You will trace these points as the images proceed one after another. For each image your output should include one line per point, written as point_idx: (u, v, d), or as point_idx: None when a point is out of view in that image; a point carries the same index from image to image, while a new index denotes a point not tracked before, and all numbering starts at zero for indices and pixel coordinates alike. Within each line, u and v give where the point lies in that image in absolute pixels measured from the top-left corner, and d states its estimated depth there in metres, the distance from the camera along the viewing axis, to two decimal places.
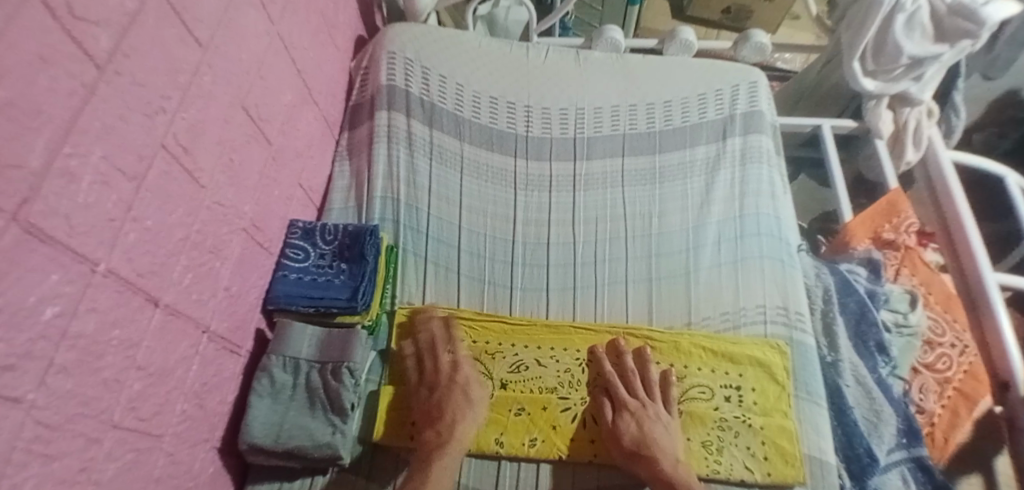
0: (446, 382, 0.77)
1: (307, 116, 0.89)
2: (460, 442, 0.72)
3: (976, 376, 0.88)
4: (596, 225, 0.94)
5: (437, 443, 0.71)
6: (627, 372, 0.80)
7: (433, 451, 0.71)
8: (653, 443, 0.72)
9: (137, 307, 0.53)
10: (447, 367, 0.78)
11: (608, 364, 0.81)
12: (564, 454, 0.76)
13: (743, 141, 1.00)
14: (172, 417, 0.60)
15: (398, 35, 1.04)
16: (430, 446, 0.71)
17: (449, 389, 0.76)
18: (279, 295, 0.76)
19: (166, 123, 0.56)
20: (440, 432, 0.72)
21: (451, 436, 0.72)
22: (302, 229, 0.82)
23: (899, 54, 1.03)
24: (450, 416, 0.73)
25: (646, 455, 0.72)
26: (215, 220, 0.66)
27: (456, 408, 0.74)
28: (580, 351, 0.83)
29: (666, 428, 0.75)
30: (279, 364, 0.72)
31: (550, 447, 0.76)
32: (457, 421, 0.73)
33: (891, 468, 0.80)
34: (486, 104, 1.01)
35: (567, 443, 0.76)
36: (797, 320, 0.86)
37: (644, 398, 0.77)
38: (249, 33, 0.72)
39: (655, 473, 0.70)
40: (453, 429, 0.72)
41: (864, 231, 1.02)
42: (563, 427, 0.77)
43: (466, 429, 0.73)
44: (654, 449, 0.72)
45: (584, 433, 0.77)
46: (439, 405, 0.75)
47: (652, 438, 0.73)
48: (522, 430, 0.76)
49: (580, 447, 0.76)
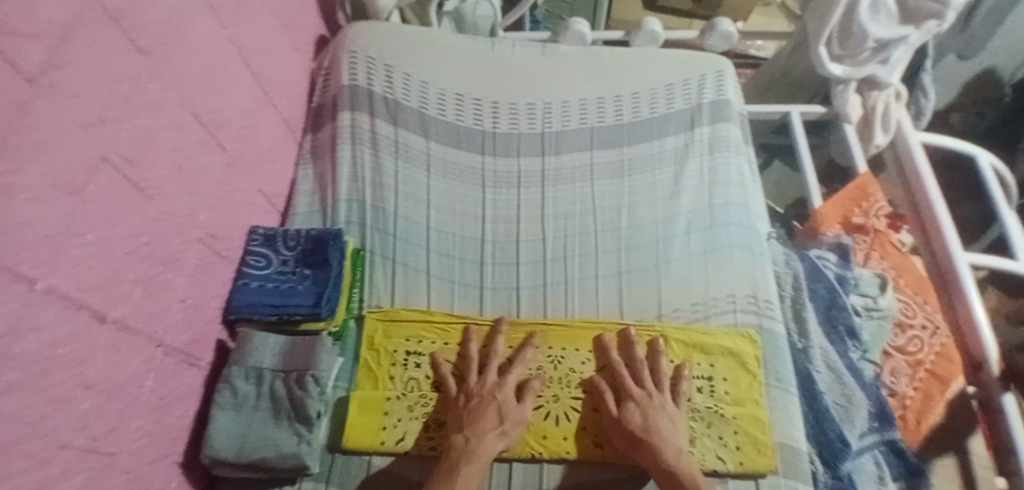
0: (482, 393, 0.76)
1: (266, 120, 0.87)
2: (490, 451, 0.70)
3: (949, 358, 0.88)
4: (565, 220, 0.94)
5: (466, 449, 0.70)
6: (635, 362, 0.79)
7: (460, 459, 0.69)
8: (653, 430, 0.71)
9: (82, 325, 0.52)
10: (490, 379, 0.77)
11: (614, 353, 0.81)
12: (537, 453, 0.75)
13: (711, 130, 1.00)
14: (129, 433, 0.58)
15: (360, 34, 1.03)
16: (458, 452, 0.70)
17: (485, 400, 0.75)
18: (241, 305, 0.75)
19: (107, 135, 0.55)
20: (470, 439, 0.71)
21: (481, 443, 0.70)
22: (263, 235, 0.81)
23: (864, 38, 1.01)
24: (485, 425, 0.72)
25: (648, 442, 0.70)
26: (167, 231, 0.64)
27: (489, 418, 0.73)
28: (571, 349, 0.82)
29: (671, 419, 0.74)
30: (241, 375, 0.71)
31: (523, 446, 0.75)
32: (490, 429, 0.72)
33: (864, 453, 0.81)
34: (452, 101, 1.00)
35: (541, 440, 0.75)
36: (767, 308, 0.86)
37: (651, 389, 0.77)
38: (197, 38, 0.70)
39: (656, 461, 0.69)
40: (484, 436, 0.71)
41: (833, 217, 1.03)
42: (536, 426, 0.76)
43: (494, 441, 0.71)
44: (655, 437, 0.71)
45: (557, 431, 0.76)
46: (472, 415, 0.74)
47: (654, 427, 0.72)
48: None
49: (555, 445, 0.75)
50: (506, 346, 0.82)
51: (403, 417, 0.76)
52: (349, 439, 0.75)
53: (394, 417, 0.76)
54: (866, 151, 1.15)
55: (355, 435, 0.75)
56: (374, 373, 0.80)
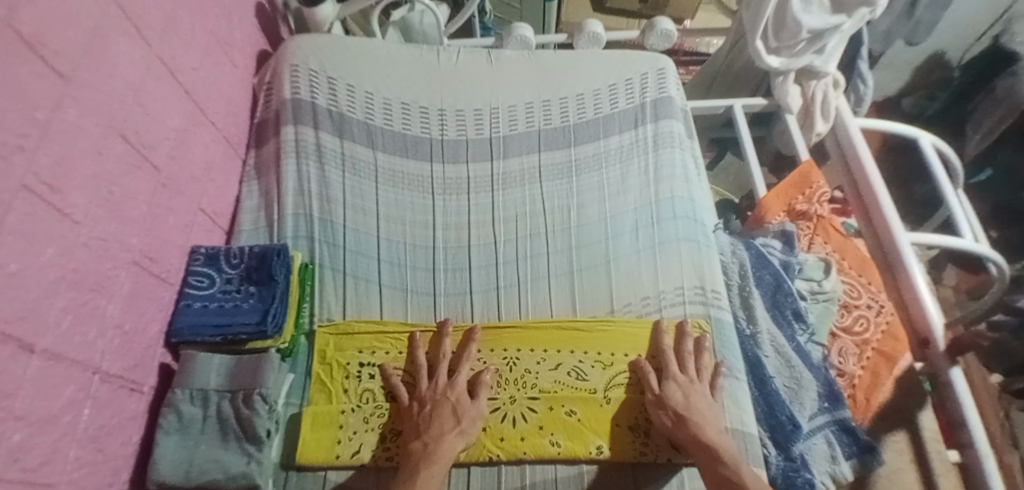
0: (435, 397, 0.75)
1: (203, 137, 0.86)
2: (451, 449, 0.70)
3: (893, 336, 0.89)
4: (516, 223, 0.94)
5: (424, 453, 0.70)
6: (682, 350, 0.81)
7: (420, 462, 0.69)
8: (691, 410, 0.74)
9: (10, 355, 0.50)
10: (441, 382, 0.77)
11: (666, 342, 0.82)
12: (495, 455, 0.75)
13: (655, 127, 1.02)
14: (65, 464, 0.57)
15: (300, 48, 1.02)
16: (417, 457, 0.70)
17: (439, 404, 0.74)
18: (182, 327, 0.73)
19: (25, 162, 0.53)
20: (428, 443, 0.71)
21: (440, 445, 0.70)
22: (205, 255, 0.79)
23: (798, 28, 1.04)
24: (440, 427, 0.72)
25: (689, 420, 0.73)
26: (97, 256, 0.62)
27: (446, 420, 0.73)
28: (540, 350, 0.83)
29: (710, 402, 0.76)
30: (186, 398, 0.69)
31: (479, 449, 0.75)
32: (448, 431, 0.71)
33: (815, 433, 0.82)
34: (398, 111, 1.00)
35: (498, 442, 0.76)
36: (714, 297, 0.88)
37: (692, 372, 0.79)
38: (121, 59, 0.68)
39: (694, 439, 0.72)
40: (444, 437, 0.71)
41: (777, 205, 1.06)
42: (493, 428, 0.77)
43: (454, 441, 0.71)
44: (694, 416, 0.73)
45: (514, 432, 0.77)
46: (428, 420, 0.73)
47: (693, 408, 0.74)
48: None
49: (512, 446, 0.76)
50: (453, 349, 0.82)
51: (356, 430, 0.75)
52: (303, 456, 0.74)
53: (349, 430, 0.75)
54: (808, 140, 1.18)
55: (308, 451, 0.74)
56: (328, 387, 0.79)
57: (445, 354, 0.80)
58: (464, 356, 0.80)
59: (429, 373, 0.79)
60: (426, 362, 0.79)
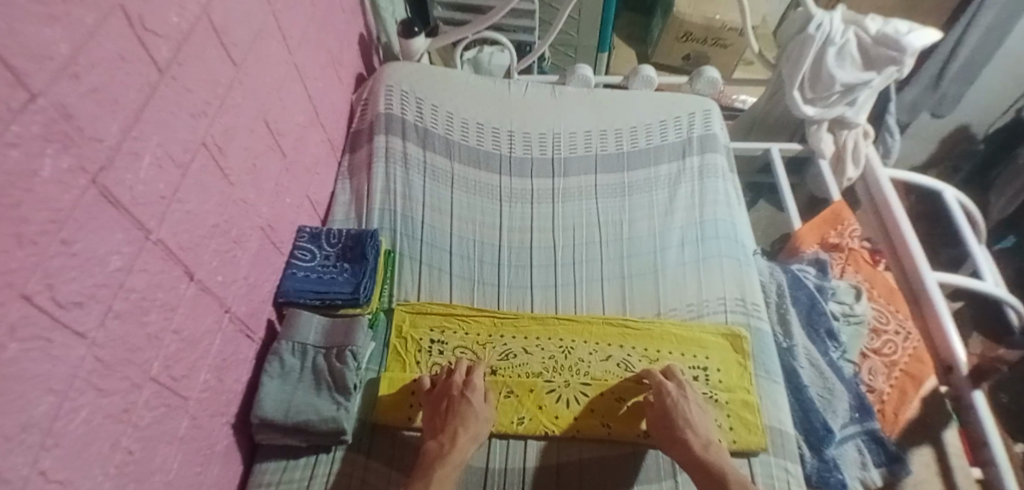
0: (450, 393, 0.80)
1: (314, 137, 1.01)
2: (463, 452, 0.74)
3: (920, 359, 0.96)
4: (573, 231, 1.05)
5: (439, 453, 0.74)
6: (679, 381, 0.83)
7: (435, 461, 0.73)
8: (684, 416, 0.77)
9: (176, 277, 0.62)
10: (457, 380, 0.82)
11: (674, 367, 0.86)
12: (550, 430, 0.82)
13: (700, 159, 1.14)
14: (198, 383, 0.67)
15: (395, 72, 1.19)
16: (433, 456, 0.74)
17: (455, 400, 0.79)
18: (289, 289, 0.85)
19: (206, 125, 0.67)
20: (443, 443, 0.75)
21: (455, 447, 0.74)
22: (309, 234, 0.93)
23: (833, 82, 1.17)
24: (455, 427, 0.76)
25: (678, 436, 0.76)
26: (239, 214, 0.75)
27: (463, 418, 0.77)
28: (564, 340, 0.91)
29: (700, 408, 0.80)
30: (289, 349, 0.80)
31: (536, 425, 0.82)
32: (461, 433, 0.76)
33: (846, 441, 0.89)
34: (473, 130, 1.14)
35: (553, 419, 0.83)
36: (754, 309, 0.96)
37: (678, 381, 0.83)
38: (272, 61, 0.84)
39: (689, 454, 0.75)
40: (457, 439, 0.75)
41: (811, 237, 1.16)
42: (549, 407, 0.83)
43: (466, 444, 0.75)
44: (686, 426, 0.77)
45: (568, 413, 0.83)
46: (444, 421, 0.78)
47: (687, 418, 0.77)
48: (511, 409, 0.84)
49: (565, 424, 0.82)
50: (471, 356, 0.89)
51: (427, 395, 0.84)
52: (378, 412, 0.82)
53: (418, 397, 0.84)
54: (840, 184, 1.28)
55: (383, 406, 0.82)
56: (403, 357, 0.89)
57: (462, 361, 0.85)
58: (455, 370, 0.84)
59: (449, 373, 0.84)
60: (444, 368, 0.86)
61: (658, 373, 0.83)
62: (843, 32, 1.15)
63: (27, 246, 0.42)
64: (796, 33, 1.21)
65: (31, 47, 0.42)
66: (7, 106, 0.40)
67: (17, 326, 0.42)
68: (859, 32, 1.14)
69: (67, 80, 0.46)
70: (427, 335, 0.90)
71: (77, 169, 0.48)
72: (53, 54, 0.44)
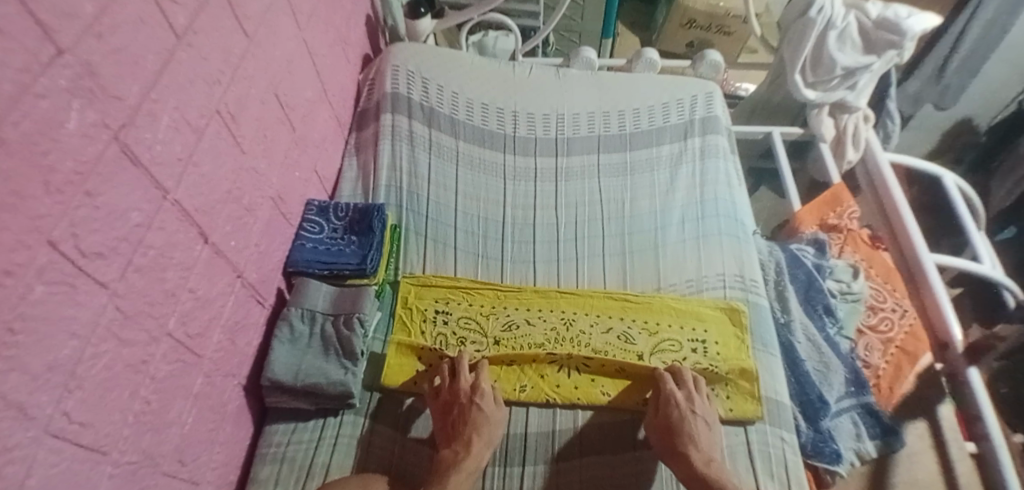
0: (460, 401, 0.79)
1: (323, 113, 1.03)
2: (477, 459, 0.74)
3: (916, 336, 0.98)
4: (575, 209, 1.07)
5: (454, 460, 0.73)
6: (685, 387, 0.82)
7: (449, 468, 0.72)
8: (690, 432, 0.76)
9: (191, 238, 0.64)
10: (462, 386, 0.80)
11: (688, 371, 0.84)
12: (551, 397, 0.84)
13: (702, 140, 1.15)
14: (211, 343, 0.69)
15: (401, 52, 1.20)
16: (448, 463, 0.73)
17: (467, 407, 0.78)
18: (298, 259, 0.88)
19: (220, 93, 0.69)
20: (458, 451, 0.74)
21: (469, 455, 0.74)
22: (317, 207, 0.95)
23: (833, 65, 1.18)
24: (468, 435, 0.76)
25: (679, 450, 0.75)
26: (251, 182, 0.78)
27: (476, 425, 0.76)
28: (566, 311, 0.93)
29: (708, 425, 0.79)
30: (298, 315, 0.82)
31: (538, 393, 0.85)
32: (475, 440, 0.75)
33: (842, 413, 0.91)
34: (478, 110, 1.16)
35: (554, 388, 0.85)
36: (752, 285, 0.98)
37: (688, 390, 0.81)
38: (283, 36, 0.86)
39: (691, 470, 0.73)
40: (471, 445, 0.74)
41: (809, 218, 1.18)
42: (551, 377, 0.86)
43: (480, 453, 0.74)
44: (688, 442, 0.75)
45: (569, 382, 0.85)
46: (456, 429, 0.77)
47: (690, 432, 0.76)
48: (513, 376, 0.86)
49: (567, 393, 0.85)
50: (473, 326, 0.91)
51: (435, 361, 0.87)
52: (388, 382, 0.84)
53: (427, 360, 0.87)
54: (840, 167, 1.29)
55: (393, 376, 0.84)
56: (408, 327, 0.90)
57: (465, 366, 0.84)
58: (456, 368, 0.84)
59: (452, 373, 0.83)
60: (449, 367, 0.84)
61: (670, 381, 0.81)
62: (844, 16, 1.17)
63: (53, 193, 0.44)
64: (797, 16, 1.22)
65: (59, 4, 0.44)
66: (36, 59, 0.42)
67: (44, 270, 0.44)
68: (860, 16, 1.17)
69: (92, 39, 0.48)
70: (432, 307, 0.92)
71: (100, 124, 0.50)
72: (78, 12, 0.46)
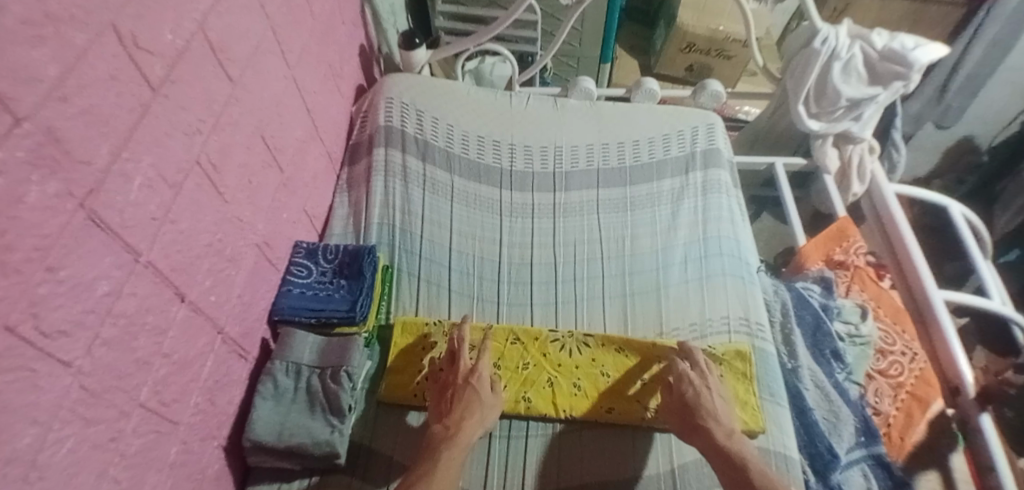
0: (456, 381, 0.80)
1: (314, 150, 1.00)
2: (468, 437, 0.74)
3: (927, 381, 0.95)
4: (574, 248, 1.04)
5: (445, 436, 0.73)
6: (698, 366, 0.82)
7: (442, 443, 0.73)
8: (709, 409, 0.77)
9: (166, 300, 0.61)
10: (462, 367, 0.81)
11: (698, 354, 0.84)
12: (552, 374, 0.87)
13: (704, 174, 1.12)
14: (188, 407, 0.65)
15: (395, 84, 1.17)
16: (439, 439, 0.73)
17: (460, 389, 0.79)
18: (285, 307, 0.84)
19: (201, 143, 0.66)
20: (448, 428, 0.74)
21: (460, 430, 0.74)
22: (306, 249, 0.92)
23: (838, 97, 1.16)
24: (459, 413, 0.76)
25: (699, 424, 0.76)
26: (234, 232, 0.74)
27: (468, 405, 0.76)
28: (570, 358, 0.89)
29: (722, 398, 0.80)
30: (282, 369, 0.78)
31: (539, 371, 0.88)
32: (466, 418, 0.75)
33: (852, 465, 0.87)
34: (474, 143, 1.13)
35: (555, 366, 0.88)
36: (758, 329, 0.94)
37: (700, 369, 0.81)
38: (271, 75, 0.83)
39: (711, 441, 0.75)
40: (462, 424, 0.74)
41: (815, 254, 1.14)
42: (552, 355, 0.89)
43: (472, 430, 0.74)
44: (708, 417, 0.76)
45: (569, 361, 0.89)
46: (447, 407, 0.77)
47: (708, 407, 0.77)
48: (517, 354, 0.89)
49: (568, 372, 0.88)
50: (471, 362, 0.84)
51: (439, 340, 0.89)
52: (394, 359, 0.87)
53: (430, 340, 0.88)
54: (845, 199, 1.26)
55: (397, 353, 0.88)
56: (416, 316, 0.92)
57: (465, 360, 0.83)
58: (456, 351, 0.83)
59: (453, 355, 0.84)
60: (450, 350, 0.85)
61: (679, 363, 0.82)
62: (849, 47, 1.12)
63: (11, 274, 0.40)
64: (801, 46, 1.19)
65: (18, 70, 0.40)
66: None
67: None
68: (866, 46, 1.12)
69: (55, 103, 0.45)
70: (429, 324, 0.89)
71: (65, 193, 0.46)
72: (41, 76, 0.43)
